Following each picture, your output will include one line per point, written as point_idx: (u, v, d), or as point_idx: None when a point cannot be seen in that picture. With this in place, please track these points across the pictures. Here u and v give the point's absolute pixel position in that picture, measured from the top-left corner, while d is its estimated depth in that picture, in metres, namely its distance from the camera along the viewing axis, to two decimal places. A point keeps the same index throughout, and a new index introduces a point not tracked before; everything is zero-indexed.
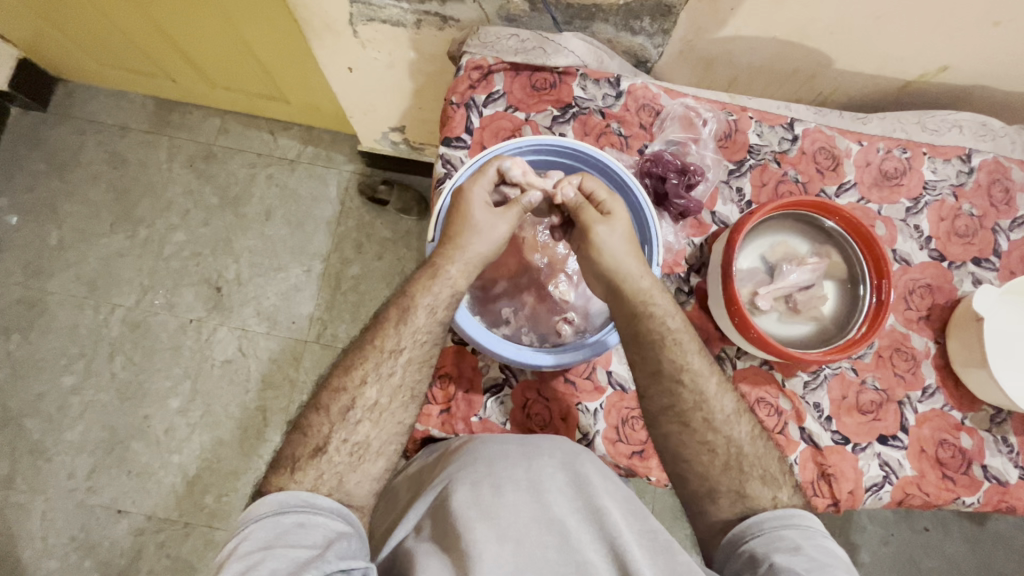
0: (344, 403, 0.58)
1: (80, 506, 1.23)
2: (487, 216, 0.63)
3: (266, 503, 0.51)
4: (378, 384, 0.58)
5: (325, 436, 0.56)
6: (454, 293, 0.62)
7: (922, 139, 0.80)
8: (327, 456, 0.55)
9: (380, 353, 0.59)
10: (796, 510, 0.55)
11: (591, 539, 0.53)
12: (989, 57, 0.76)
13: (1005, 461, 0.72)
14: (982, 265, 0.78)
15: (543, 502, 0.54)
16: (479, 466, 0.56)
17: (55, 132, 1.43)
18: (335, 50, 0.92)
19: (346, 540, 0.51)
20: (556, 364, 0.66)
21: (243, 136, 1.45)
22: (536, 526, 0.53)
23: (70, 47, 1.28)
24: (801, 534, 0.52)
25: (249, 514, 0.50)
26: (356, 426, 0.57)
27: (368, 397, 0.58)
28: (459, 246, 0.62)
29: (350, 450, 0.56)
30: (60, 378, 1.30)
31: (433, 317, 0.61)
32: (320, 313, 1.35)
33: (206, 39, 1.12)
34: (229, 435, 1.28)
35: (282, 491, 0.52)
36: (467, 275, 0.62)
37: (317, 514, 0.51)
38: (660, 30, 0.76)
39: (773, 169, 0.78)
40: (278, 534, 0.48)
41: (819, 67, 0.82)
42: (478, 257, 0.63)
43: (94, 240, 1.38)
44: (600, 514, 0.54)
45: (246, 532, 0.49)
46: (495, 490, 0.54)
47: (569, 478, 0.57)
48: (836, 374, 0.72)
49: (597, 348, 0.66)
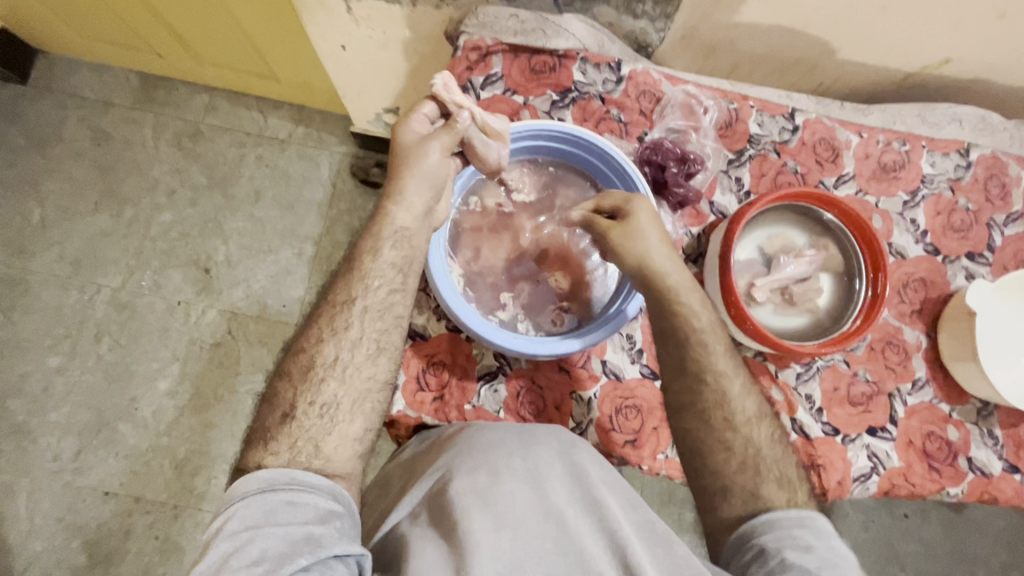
0: (305, 363, 0.57)
1: (66, 488, 1.22)
2: (419, 144, 0.62)
3: (253, 479, 0.50)
4: (335, 340, 0.57)
5: (291, 401, 0.55)
6: (399, 230, 0.61)
7: (922, 132, 0.80)
8: (296, 422, 0.54)
9: (335, 307, 0.58)
10: (808, 511, 0.56)
11: (589, 531, 0.53)
12: (992, 49, 0.75)
13: (989, 453, 0.74)
14: (975, 260, 0.78)
15: (541, 492, 0.54)
16: (475, 453, 0.56)
17: (35, 106, 1.38)
18: (329, 28, 0.89)
19: (337, 519, 0.50)
20: (585, 345, 0.66)
21: (232, 114, 1.41)
22: (534, 516, 0.53)
23: (51, 18, 1.23)
24: (812, 535, 0.53)
25: (234, 490, 0.49)
26: (321, 386, 0.56)
27: (327, 354, 0.57)
28: (399, 184, 0.61)
29: (319, 411, 0.55)
30: (45, 359, 1.28)
31: (380, 256, 0.60)
32: (311, 296, 1.34)
33: (193, 13, 1.08)
34: (218, 418, 1.27)
35: (269, 468, 0.51)
36: (413, 215, 0.62)
37: (304, 491, 0.50)
38: (663, 14, 0.73)
39: (773, 159, 0.78)
40: (267, 513, 0.48)
41: (822, 56, 0.81)
42: (420, 192, 0.62)
43: (78, 218, 1.34)
44: (599, 505, 0.55)
45: (233, 511, 0.48)
46: (492, 479, 0.54)
47: (567, 469, 0.57)
48: (829, 366, 0.73)
49: (619, 322, 0.67)
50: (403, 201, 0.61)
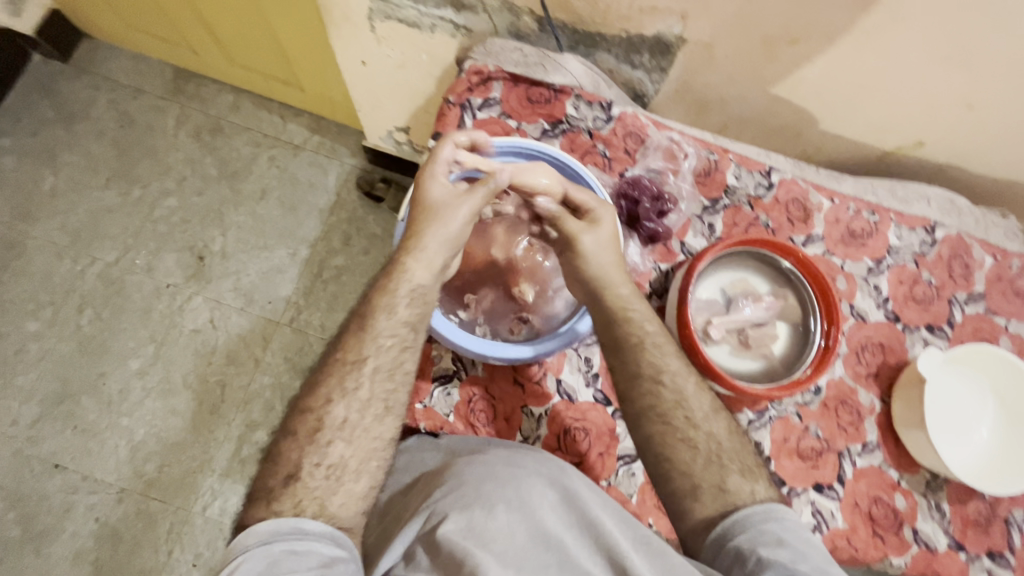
0: (311, 425, 0.58)
1: (17, 455, 1.21)
2: (449, 202, 0.65)
3: (256, 531, 0.52)
4: (344, 402, 0.58)
5: (296, 463, 0.56)
6: (415, 287, 0.63)
7: (891, 206, 0.84)
8: (300, 482, 0.55)
9: (344, 366, 0.60)
10: (775, 504, 0.56)
11: (588, 553, 0.55)
12: (961, 138, 0.81)
13: (936, 527, 0.73)
14: (934, 332, 0.80)
15: (535, 520, 0.55)
16: (467, 489, 0.57)
17: (70, 84, 1.45)
18: (351, 42, 0.96)
19: (342, 563, 0.52)
20: (535, 356, 0.67)
21: (253, 115, 1.48)
22: (533, 544, 0.54)
23: (101, 6, 1.32)
24: (782, 527, 0.54)
25: (239, 545, 0.51)
26: (329, 448, 0.57)
27: (336, 416, 0.58)
28: (422, 238, 0.64)
29: (325, 472, 0.56)
30: (24, 323, 1.29)
31: (395, 314, 0.61)
32: (298, 297, 1.36)
33: (232, 17, 1.16)
34: (183, 405, 1.27)
35: (269, 519, 0.53)
36: (431, 267, 0.64)
37: (308, 539, 0.52)
38: (658, 67, 0.82)
39: (745, 212, 0.81)
40: (270, 564, 0.50)
41: (804, 125, 0.87)
42: (440, 244, 0.65)
43: (87, 192, 1.39)
44: (596, 527, 0.56)
45: (238, 565, 0.50)
46: (488, 513, 0.55)
47: (559, 495, 0.58)
48: (781, 417, 0.73)
49: (569, 337, 0.68)
50: (423, 253, 0.64)
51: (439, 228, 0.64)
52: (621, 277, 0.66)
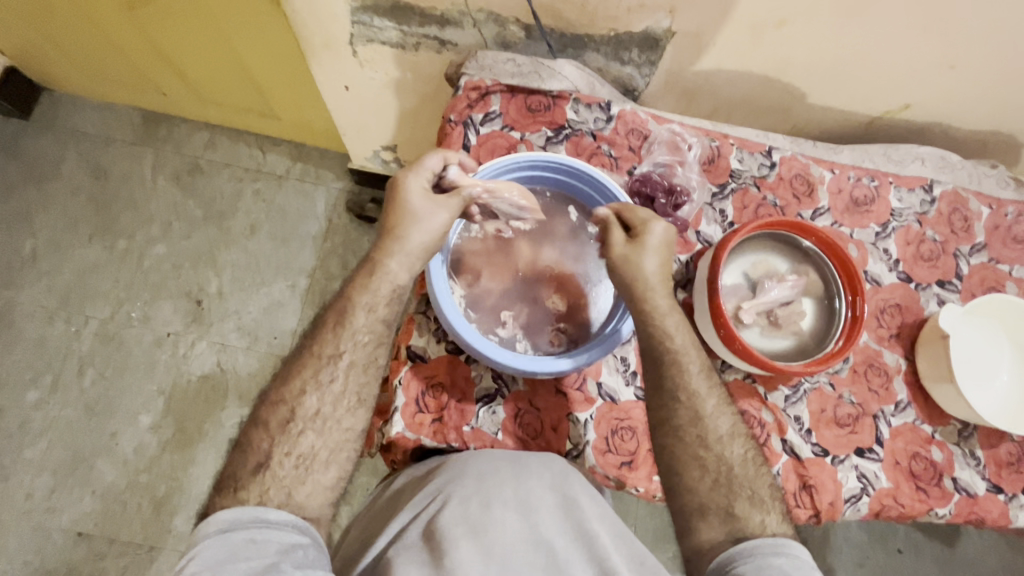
0: (283, 415, 0.59)
1: (37, 529, 1.17)
2: (425, 204, 0.65)
3: (216, 520, 0.52)
4: (317, 394, 0.60)
5: (266, 451, 0.57)
6: (396, 287, 0.64)
7: (888, 169, 0.86)
8: (270, 471, 0.56)
9: (319, 360, 0.61)
10: (786, 539, 0.57)
11: (579, 558, 0.59)
12: (946, 96, 0.84)
13: (973, 473, 0.76)
14: (946, 287, 0.83)
15: (531, 522, 0.60)
16: (468, 480, 0.60)
17: (36, 141, 1.41)
18: (333, 70, 0.95)
19: (301, 548, 0.53)
20: (573, 369, 0.67)
21: (231, 151, 1.45)
22: (523, 545, 0.58)
23: (58, 57, 1.28)
24: (790, 563, 0.54)
25: (199, 532, 0.51)
26: (299, 437, 0.58)
27: (309, 406, 0.59)
28: (399, 241, 0.64)
29: (294, 462, 0.57)
30: (24, 394, 1.25)
31: (373, 314, 0.63)
32: (303, 328, 1.34)
33: (198, 54, 1.14)
34: (202, 453, 1.24)
35: (231, 508, 0.52)
36: (409, 269, 0.64)
37: (269, 528, 0.52)
38: (648, 60, 0.83)
39: (753, 193, 0.83)
40: (231, 550, 0.50)
41: (793, 101, 0.89)
42: (418, 248, 0.65)
43: (70, 250, 1.35)
44: (590, 536, 0.60)
45: (196, 551, 0.50)
46: (483, 506, 0.59)
47: (558, 500, 0.62)
48: (815, 388, 0.75)
49: (606, 348, 0.69)
50: (403, 256, 0.64)
51: (417, 233, 0.64)
52: (663, 287, 0.67)
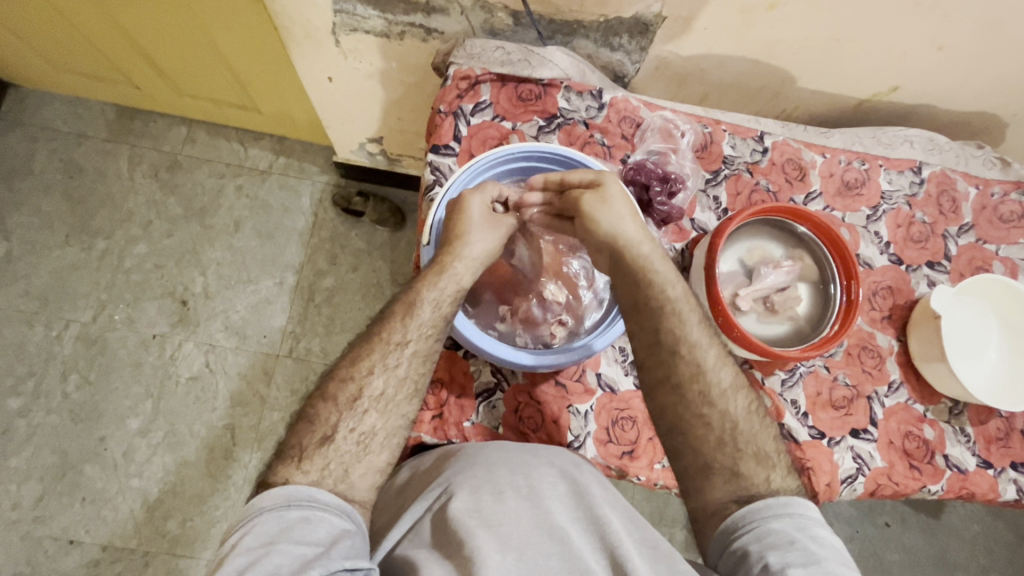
0: (351, 391, 0.57)
1: (27, 538, 1.15)
2: (484, 214, 0.67)
3: (272, 495, 0.50)
4: (385, 375, 0.58)
5: (333, 424, 0.56)
6: (460, 288, 0.64)
7: (878, 152, 0.86)
8: (333, 445, 0.54)
9: (387, 345, 0.59)
10: (787, 498, 0.55)
11: (592, 549, 0.56)
12: (933, 77, 0.84)
13: (963, 450, 0.77)
14: (935, 269, 0.84)
15: (543, 509, 0.57)
16: (478, 471, 0.60)
17: (4, 139, 1.35)
18: (315, 60, 0.92)
19: (348, 538, 0.50)
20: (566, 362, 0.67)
21: (210, 145, 1.41)
22: (538, 534, 0.55)
23: (23, 50, 1.22)
24: (792, 526, 0.53)
25: (253, 506, 0.49)
26: (364, 415, 0.57)
27: (376, 386, 0.58)
28: (462, 246, 0.65)
29: (357, 438, 0.56)
30: (5, 401, 1.22)
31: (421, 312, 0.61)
32: (293, 325, 1.32)
33: (170, 43, 1.09)
34: (195, 454, 1.22)
35: (286, 486, 0.51)
36: (472, 269, 0.66)
37: (322, 510, 0.50)
38: (638, 47, 0.81)
39: (746, 179, 0.83)
40: (284, 528, 0.48)
41: (783, 85, 0.89)
42: (481, 254, 0.67)
43: (47, 252, 1.30)
44: (601, 524, 0.58)
45: (250, 526, 0.48)
46: (496, 497, 0.58)
47: (569, 488, 0.61)
48: (810, 371, 0.76)
49: (606, 339, 0.68)
50: (468, 260, 0.66)
51: (479, 240, 0.66)
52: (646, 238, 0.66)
